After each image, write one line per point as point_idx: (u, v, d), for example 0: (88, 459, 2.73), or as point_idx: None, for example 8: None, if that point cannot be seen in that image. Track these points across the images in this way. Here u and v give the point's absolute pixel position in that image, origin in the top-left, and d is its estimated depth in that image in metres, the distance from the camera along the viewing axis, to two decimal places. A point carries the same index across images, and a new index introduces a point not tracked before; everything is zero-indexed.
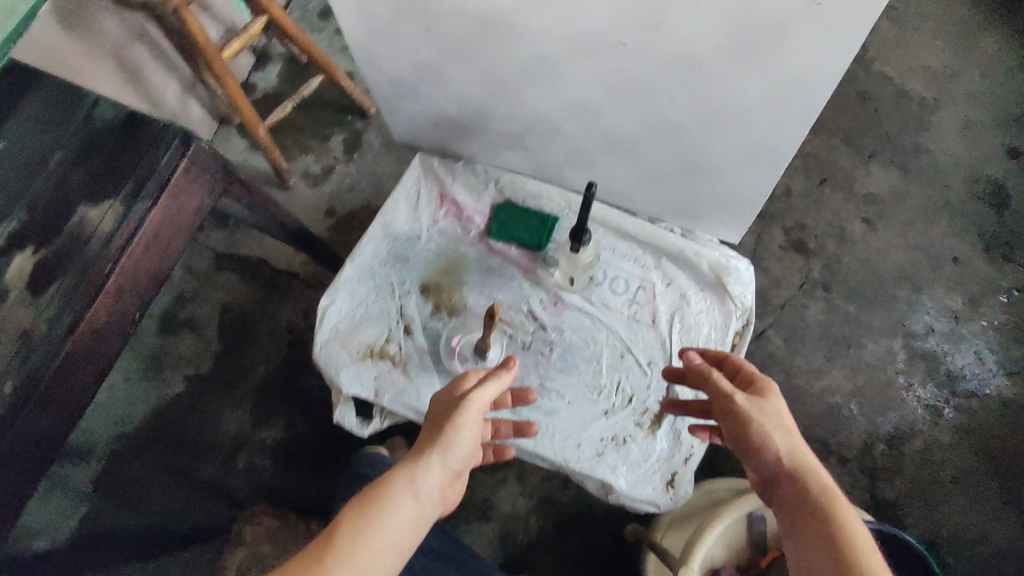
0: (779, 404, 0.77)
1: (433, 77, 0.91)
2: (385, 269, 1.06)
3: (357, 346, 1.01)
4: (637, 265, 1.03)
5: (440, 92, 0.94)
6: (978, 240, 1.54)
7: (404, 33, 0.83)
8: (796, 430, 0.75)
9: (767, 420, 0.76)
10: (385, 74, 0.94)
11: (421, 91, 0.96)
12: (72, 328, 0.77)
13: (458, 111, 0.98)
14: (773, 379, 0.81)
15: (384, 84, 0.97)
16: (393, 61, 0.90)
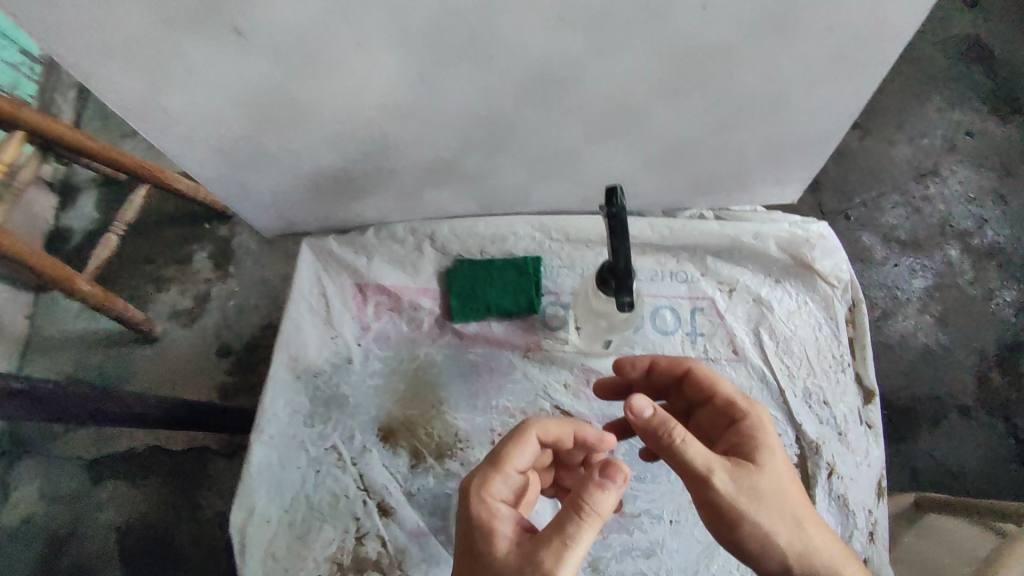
0: (780, 476, 0.51)
1: (278, 119, 0.54)
2: (317, 428, 0.67)
3: (318, 569, 0.62)
4: (677, 281, 0.69)
5: (301, 140, 0.58)
6: (980, 105, 1.30)
7: (211, 56, 0.46)
8: (806, 514, 0.50)
9: (768, 516, 0.49)
10: (209, 139, 0.56)
11: (272, 151, 0.59)
12: None
13: (340, 159, 0.61)
14: (770, 424, 0.53)
15: (208, 158, 0.59)
16: (204, 116, 0.53)
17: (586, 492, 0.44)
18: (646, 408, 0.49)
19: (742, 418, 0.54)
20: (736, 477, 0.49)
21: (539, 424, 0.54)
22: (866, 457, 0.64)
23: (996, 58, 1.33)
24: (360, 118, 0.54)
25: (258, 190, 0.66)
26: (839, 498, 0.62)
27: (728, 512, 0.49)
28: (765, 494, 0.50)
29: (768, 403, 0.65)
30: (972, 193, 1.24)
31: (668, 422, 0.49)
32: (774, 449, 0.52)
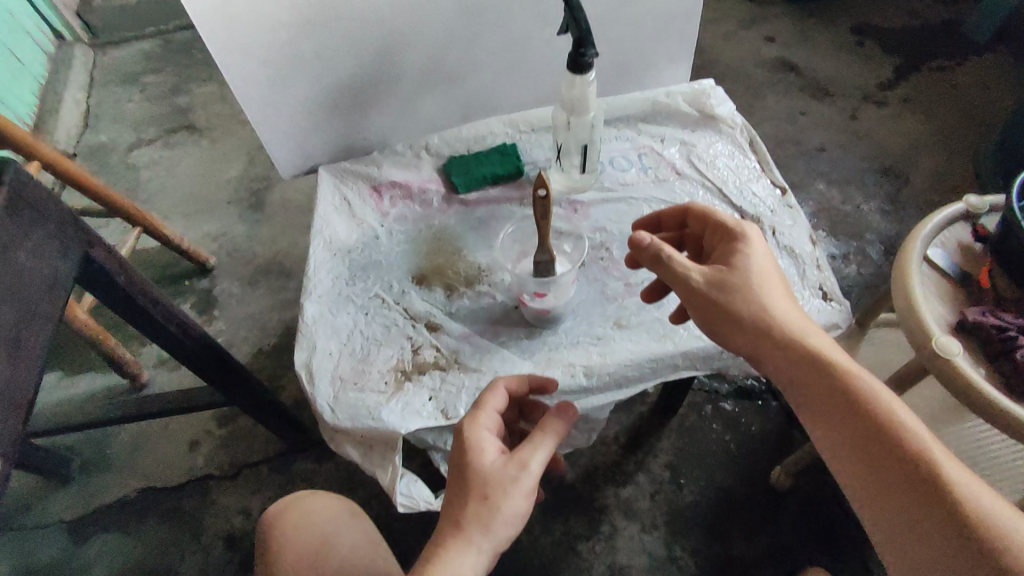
0: (751, 268, 0.63)
1: (314, 21, 0.74)
2: (358, 284, 0.77)
3: (383, 379, 0.70)
4: (623, 140, 0.90)
5: (328, 43, 0.77)
6: (803, 94, 1.71)
7: None
8: (774, 297, 0.62)
9: (738, 299, 0.61)
10: (256, 51, 0.74)
11: (303, 58, 0.77)
12: None
13: (356, 63, 0.80)
14: (746, 231, 0.65)
15: (251, 71, 0.76)
16: (259, 18, 0.71)
17: (547, 417, 0.62)
18: (643, 239, 0.63)
19: (731, 237, 0.66)
20: (713, 279, 0.62)
21: (506, 377, 0.65)
22: (794, 221, 0.83)
23: (801, 65, 1.78)
24: (372, 10, 0.75)
25: (287, 109, 0.82)
26: (786, 247, 0.80)
27: (707, 305, 0.62)
28: (733, 286, 0.62)
29: (713, 199, 0.84)
30: (819, 147, 1.59)
31: (659, 245, 0.63)
32: (754, 255, 0.64)
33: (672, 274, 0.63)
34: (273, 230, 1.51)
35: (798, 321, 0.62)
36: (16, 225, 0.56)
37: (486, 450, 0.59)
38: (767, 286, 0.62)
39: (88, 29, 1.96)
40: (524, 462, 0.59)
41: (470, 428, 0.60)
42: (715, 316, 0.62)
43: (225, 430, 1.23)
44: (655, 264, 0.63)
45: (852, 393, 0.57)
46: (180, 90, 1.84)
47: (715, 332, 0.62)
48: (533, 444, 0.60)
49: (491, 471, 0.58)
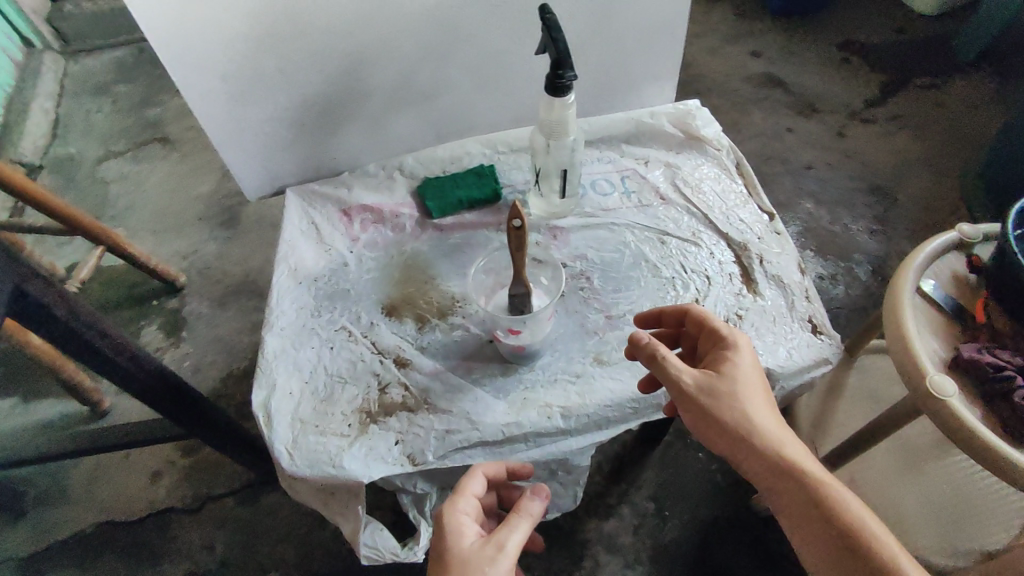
0: (744, 377, 0.59)
1: (278, 36, 0.70)
2: (324, 316, 0.73)
3: (346, 422, 0.65)
4: (605, 162, 0.86)
5: (294, 60, 0.72)
6: (790, 111, 1.69)
7: None
8: (764, 410, 0.58)
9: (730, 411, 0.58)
10: (214, 67, 0.70)
11: (269, 76, 0.73)
12: None
13: (325, 81, 0.76)
14: (739, 337, 0.62)
15: (211, 89, 0.72)
16: (218, 34, 0.67)
17: (522, 497, 0.60)
18: (639, 337, 0.60)
19: (726, 343, 0.62)
20: (705, 389, 0.59)
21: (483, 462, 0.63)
22: (783, 248, 0.78)
23: (789, 82, 1.76)
24: (341, 25, 0.71)
25: (251, 128, 0.78)
26: (774, 276, 0.75)
27: (699, 412, 0.58)
28: (724, 396, 0.58)
29: (698, 225, 0.80)
30: (806, 165, 1.57)
31: (657, 347, 0.60)
32: (744, 364, 0.60)
33: (666, 379, 0.60)
34: (245, 247, 1.45)
35: (789, 437, 0.58)
36: None
37: (464, 535, 0.56)
38: (757, 399, 0.59)
39: (59, 38, 1.90)
40: (501, 539, 0.55)
41: (449, 513, 0.57)
42: (705, 425, 0.59)
43: (190, 460, 1.17)
44: (649, 362, 0.60)
45: (839, 519, 0.53)
46: (152, 100, 1.78)
47: (704, 438, 0.59)
48: (511, 525, 0.57)
49: (467, 551, 0.54)
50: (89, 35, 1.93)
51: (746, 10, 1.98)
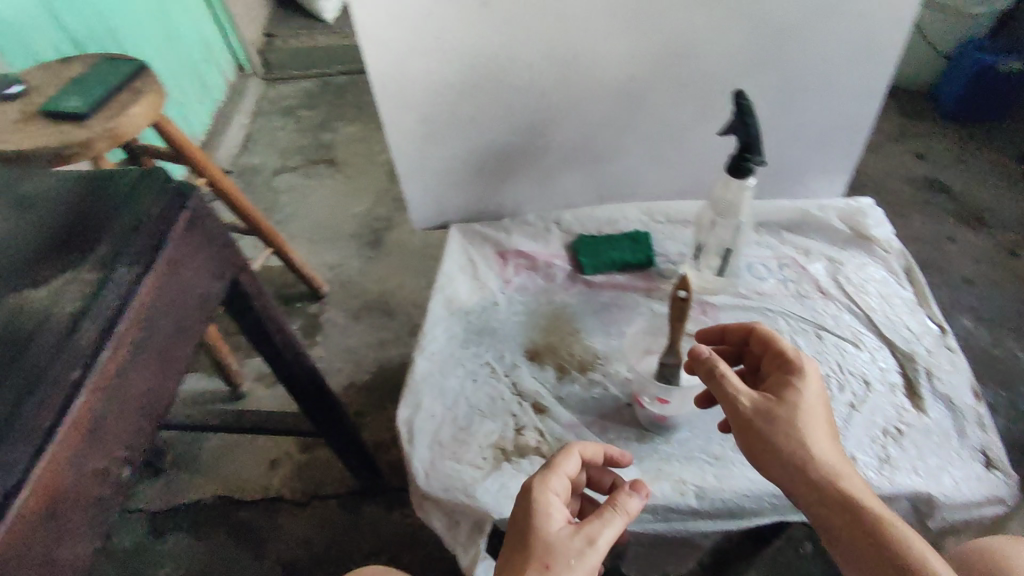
0: (806, 404, 0.58)
1: (479, 88, 0.77)
2: (471, 349, 0.77)
3: (482, 455, 0.68)
4: (763, 247, 0.86)
5: (486, 110, 0.80)
6: (954, 220, 1.58)
7: (453, 16, 0.70)
8: (822, 440, 0.57)
9: (789, 438, 0.57)
10: (417, 108, 0.78)
11: (461, 122, 0.81)
12: (11, 493, 0.40)
13: (509, 134, 0.83)
14: (807, 361, 0.61)
15: (409, 127, 0.81)
16: (428, 82, 0.76)
17: (620, 490, 0.54)
18: (699, 350, 0.60)
19: (789, 366, 0.61)
20: (763, 412, 0.58)
21: (581, 442, 0.60)
22: (956, 366, 0.73)
23: (956, 190, 1.65)
24: (535, 86, 0.77)
25: (434, 166, 0.86)
26: (944, 396, 0.70)
27: (758, 436, 0.58)
28: (785, 423, 0.57)
29: (860, 326, 0.77)
30: (967, 279, 1.45)
31: (716, 362, 0.59)
32: (809, 392, 0.59)
33: (722, 394, 0.60)
34: (386, 269, 1.57)
35: (850, 472, 0.57)
36: (192, 236, 0.58)
37: (552, 518, 0.52)
38: (816, 427, 0.58)
39: (263, 65, 2.20)
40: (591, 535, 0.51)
41: (538, 491, 0.54)
42: (760, 449, 0.58)
43: (305, 456, 1.25)
44: (706, 378, 0.60)
45: (895, 560, 0.52)
46: (328, 126, 2.00)
47: (756, 462, 0.59)
48: (605, 520, 0.52)
49: (555, 538, 0.51)
50: (288, 65, 2.22)
51: (915, 109, 1.90)
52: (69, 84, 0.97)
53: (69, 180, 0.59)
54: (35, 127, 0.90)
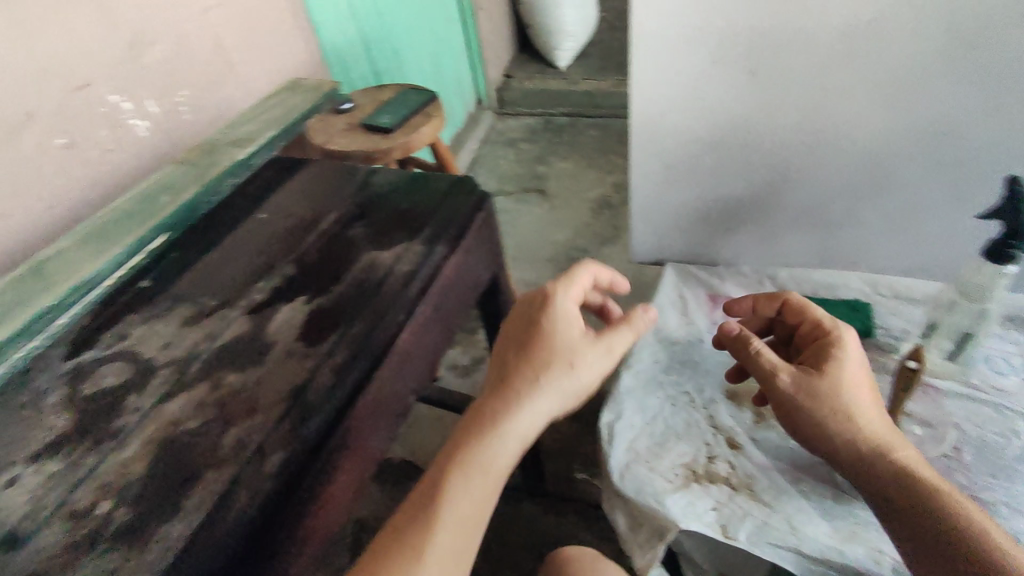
0: (841, 371, 0.63)
1: (724, 146, 0.89)
2: (673, 377, 0.86)
3: (673, 470, 0.75)
4: (1007, 341, 0.81)
5: (726, 166, 0.91)
6: None
7: (715, 86, 0.82)
8: (859, 404, 0.61)
9: (822, 401, 0.62)
10: (663, 155, 0.93)
11: (697, 172, 0.94)
12: (360, 387, 0.55)
13: (738, 189, 0.94)
14: (844, 328, 0.66)
15: (655, 170, 0.96)
16: (678, 136, 0.90)
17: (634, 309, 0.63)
18: (729, 327, 0.69)
19: (824, 335, 0.67)
20: (797, 379, 0.64)
21: (596, 265, 0.68)
22: None
23: None
24: (777, 150, 0.87)
25: (667, 206, 1.00)
26: None
27: (791, 404, 0.63)
28: (819, 390, 0.63)
29: None
30: None
31: (745, 336, 0.68)
32: (845, 361, 0.64)
33: (755, 366, 0.68)
34: None
35: (888, 436, 0.60)
36: (481, 233, 0.74)
37: (570, 314, 0.61)
38: (853, 392, 0.62)
39: (498, 99, 2.50)
40: (595, 348, 0.59)
41: (555, 293, 0.62)
42: (794, 414, 0.64)
43: None
44: (741, 353, 0.69)
45: (937, 514, 0.53)
46: (544, 160, 2.21)
47: (796, 430, 0.64)
48: (618, 333, 0.61)
49: (577, 340, 0.59)
50: (518, 103, 2.50)
51: None
52: (382, 106, 1.25)
53: (402, 176, 0.78)
54: (358, 136, 1.18)
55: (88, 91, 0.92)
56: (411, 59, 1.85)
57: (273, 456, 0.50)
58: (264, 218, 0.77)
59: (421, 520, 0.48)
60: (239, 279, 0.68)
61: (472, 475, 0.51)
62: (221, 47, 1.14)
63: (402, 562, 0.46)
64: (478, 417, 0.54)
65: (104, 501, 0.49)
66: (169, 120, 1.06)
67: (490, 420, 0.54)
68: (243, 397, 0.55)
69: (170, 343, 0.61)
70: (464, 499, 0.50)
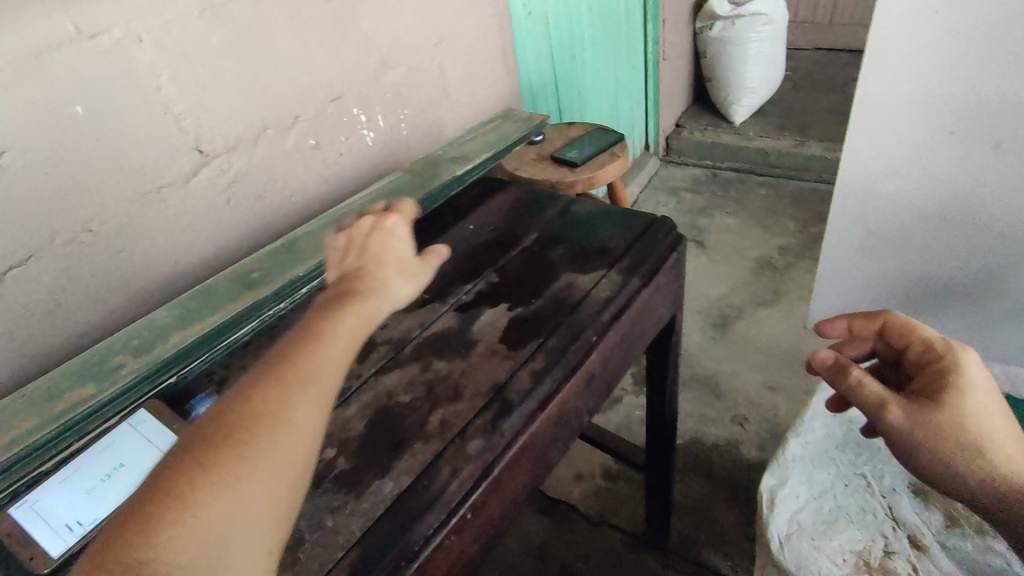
0: (963, 396, 0.61)
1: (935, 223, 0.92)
2: (849, 454, 0.81)
3: (841, 554, 0.71)
4: None
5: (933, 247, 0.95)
6: None
7: (938, 165, 0.86)
8: (987, 429, 0.60)
9: (946, 433, 0.60)
10: (866, 213, 0.99)
11: (891, 243, 1.00)
12: (550, 396, 0.59)
13: (936, 274, 0.96)
14: (958, 350, 0.65)
15: (854, 237, 1.03)
16: (886, 204, 0.96)
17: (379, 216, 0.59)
18: (824, 356, 0.67)
19: (938, 359, 0.67)
20: (910, 410, 0.62)
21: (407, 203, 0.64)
22: None
23: None
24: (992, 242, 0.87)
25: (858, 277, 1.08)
26: None
27: (909, 439, 0.62)
28: (940, 422, 0.61)
29: None
30: None
31: (843, 365, 0.66)
32: (967, 385, 0.62)
33: (858, 398, 0.65)
34: (724, 354, 1.64)
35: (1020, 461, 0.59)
36: (672, 272, 0.77)
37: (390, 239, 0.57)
38: (982, 417, 0.61)
39: (665, 147, 2.53)
40: (426, 264, 0.57)
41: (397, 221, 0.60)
42: (912, 447, 0.62)
43: (604, 483, 1.39)
44: (837, 384, 0.66)
45: None
46: (705, 212, 2.19)
47: (914, 464, 0.63)
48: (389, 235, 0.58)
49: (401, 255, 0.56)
50: (685, 152, 2.51)
51: None
52: (571, 141, 1.33)
53: (601, 208, 0.84)
54: (546, 167, 1.26)
55: (338, 102, 1.06)
56: (593, 101, 1.94)
57: (471, 443, 0.55)
58: (472, 229, 0.85)
59: (278, 367, 0.43)
60: (449, 278, 0.76)
61: (297, 333, 0.46)
62: (443, 76, 1.27)
63: (262, 407, 0.40)
64: (328, 299, 0.50)
65: (328, 448, 0.57)
66: (391, 133, 1.18)
67: (354, 303, 0.50)
68: (448, 383, 0.61)
69: (389, 325, 0.70)
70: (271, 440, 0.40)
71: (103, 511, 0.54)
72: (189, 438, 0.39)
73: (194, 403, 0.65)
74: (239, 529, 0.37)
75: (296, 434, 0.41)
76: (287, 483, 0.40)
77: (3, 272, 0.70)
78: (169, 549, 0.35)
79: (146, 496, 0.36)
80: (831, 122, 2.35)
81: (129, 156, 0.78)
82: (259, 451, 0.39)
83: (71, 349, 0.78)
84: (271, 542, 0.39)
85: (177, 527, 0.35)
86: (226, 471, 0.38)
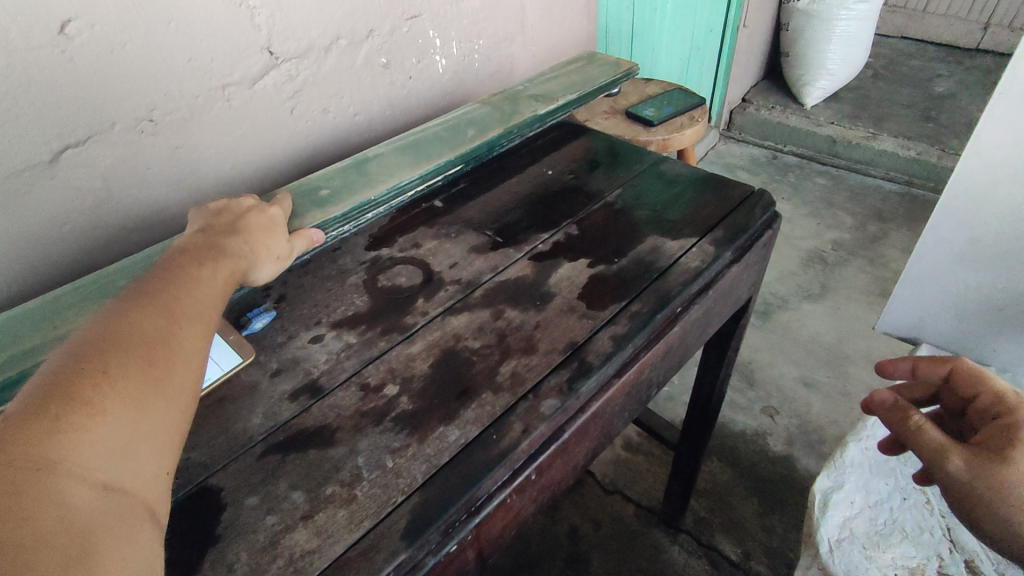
0: None
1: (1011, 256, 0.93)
2: (909, 467, 0.79)
3: (893, 568, 0.70)
4: None
5: (1012, 276, 0.95)
6: None
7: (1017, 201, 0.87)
8: None
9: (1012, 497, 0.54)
10: (941, 240, 0.99)
11: (993, 256, 0.95)
12: (628, 363, 0.55)
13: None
14: None
15: (931, 261, 1.03)
16: (969, 232, 0.95)
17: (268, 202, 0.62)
18: (882, 395, 0.61)
19: (1005, 414, 0.60)
20: (973, 466, 0.56)
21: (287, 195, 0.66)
22: None
23: None
24: None
25: (927, 297, 1.08)
26: None
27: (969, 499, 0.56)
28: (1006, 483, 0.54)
29: None
30: None
31: (905, 407, 0.60)
32: None
33: (915, 444, 0.59)
34: (762, 344, 1.59)
35: None
36: (762, 251, 0.71)
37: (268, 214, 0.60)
38: None
39: (727, 121, 2.41)
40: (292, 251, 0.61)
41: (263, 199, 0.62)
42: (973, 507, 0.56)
43: (622, 454, 1.37)
44: (896, 425, 0.60)
45: None
46: None
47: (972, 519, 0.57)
48: (269, 216, 0.60)
49: (274, 231, 0.59)
50: (748, 129, 2.39)
51: None
52: (648, 98, 1.25)
53: (694, 172, 0.78)
54: (619, 122, 1.18)
55: (415, 22, 0.98)
56: (663, 60, 1.82)
57: (545, 403, 0.51)
58: (551, 174, 0.79)
59: (165, 300, 0.43)
60: (524, 222, 0.71)
61: (183, 275, 0.46)
62: (523, 9, 1.18)
63: (157, 333, 0.40)
64: (195, 250, 0.50)
65: (389, 385, 0.54)
66: (463, 63, 1.11)
67: (227, 261, 0.51)
68: (521, 334, 0.57)
69: (457, 264, 0.66)
70: (168, 364, 0.40)
71: (214, 374, 0.55)
72: (73, 351, 0.36)
73: (250, 317, 0.61)
74: (134, 440, 0.35)
75: (194, 365, 0.42)
76: (183, 404, 0.40)
77: (58, 151, 0.65)
78: (75, 451, 0.32)
79: (37, 401, 0.32)
80: (909, 118, 2.21)
81: (200, 47, 0.73)
82: (165, 377, 0.39)
83: (118, 241, 0.74)
84: (166, 459, 0.38)
85: (80, 432, 0.33)
86: (133, 387, 0.36)
